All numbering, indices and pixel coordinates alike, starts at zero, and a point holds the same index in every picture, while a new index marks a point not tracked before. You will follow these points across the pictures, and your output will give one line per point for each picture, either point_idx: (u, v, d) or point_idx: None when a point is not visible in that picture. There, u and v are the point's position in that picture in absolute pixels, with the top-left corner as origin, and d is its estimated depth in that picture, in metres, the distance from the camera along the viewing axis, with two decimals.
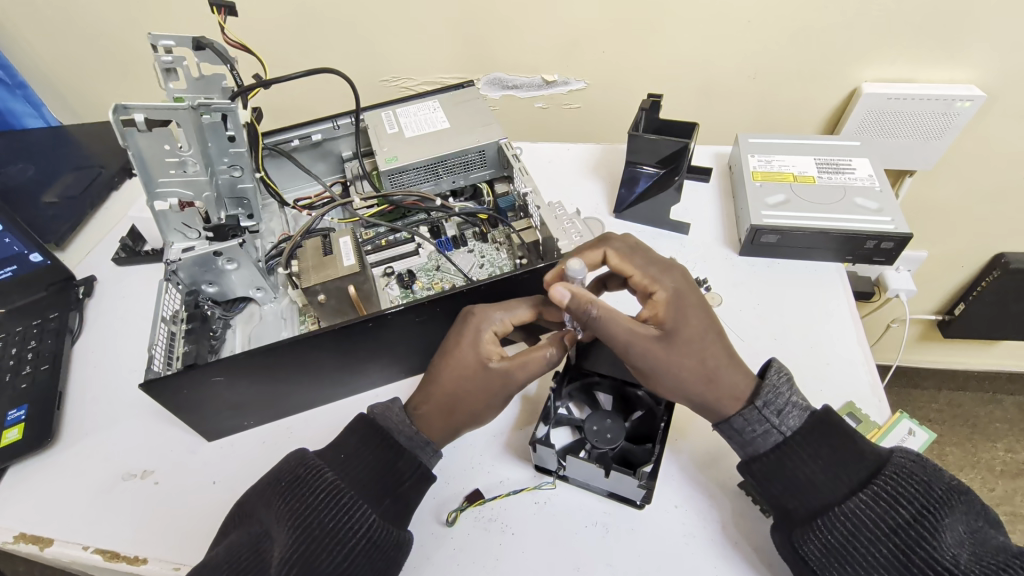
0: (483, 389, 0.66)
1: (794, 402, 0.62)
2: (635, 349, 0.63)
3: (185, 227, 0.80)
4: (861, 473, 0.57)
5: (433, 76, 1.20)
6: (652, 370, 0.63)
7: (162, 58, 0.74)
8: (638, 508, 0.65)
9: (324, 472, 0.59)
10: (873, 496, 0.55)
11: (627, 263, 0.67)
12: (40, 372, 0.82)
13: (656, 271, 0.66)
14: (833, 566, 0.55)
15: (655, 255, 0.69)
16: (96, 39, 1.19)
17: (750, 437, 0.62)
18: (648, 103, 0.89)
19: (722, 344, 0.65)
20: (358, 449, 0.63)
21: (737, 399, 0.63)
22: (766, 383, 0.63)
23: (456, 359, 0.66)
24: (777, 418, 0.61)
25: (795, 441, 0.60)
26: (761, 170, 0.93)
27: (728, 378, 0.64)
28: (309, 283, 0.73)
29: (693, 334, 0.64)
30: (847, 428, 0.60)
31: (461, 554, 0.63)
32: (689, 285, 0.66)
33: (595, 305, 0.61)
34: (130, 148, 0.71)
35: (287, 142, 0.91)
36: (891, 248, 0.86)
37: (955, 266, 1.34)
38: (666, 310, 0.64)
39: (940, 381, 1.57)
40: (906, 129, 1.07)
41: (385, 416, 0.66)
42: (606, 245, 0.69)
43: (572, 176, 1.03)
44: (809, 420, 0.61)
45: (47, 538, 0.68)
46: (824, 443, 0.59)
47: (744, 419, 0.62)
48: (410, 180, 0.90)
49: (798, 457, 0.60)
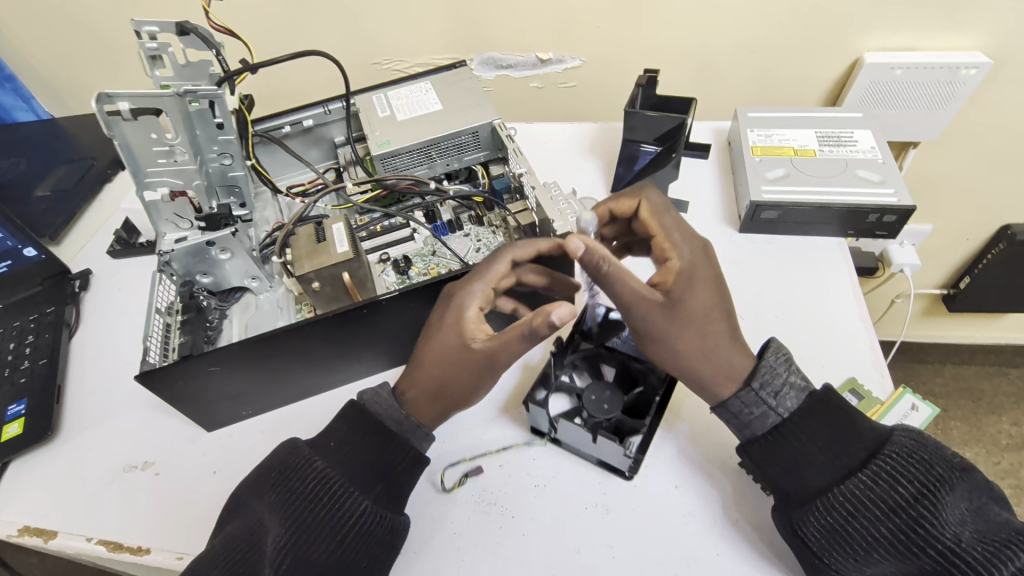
0: (465, 373, 0.64)
1: (791, 383, 0.62)
2: (637, 313, 0.62)
3: (177, 217, 0.78)
4: (860, 453, 0.57)
5: (425, 58, 1.17)
6: (650, 335, 0.63)
7: (146, 45, 0.72)
8: (624, 478, 0.66)
9: (315, 461, 0.59)
10: (873, 475, 0.54)
11: (654, 224, 0.66)
12: (38, 367, 0.82)
13: (677, 238, 0.65)
14: (834, 547, 0.54)
15: (683, 221, 0.67)
16: (82, 30, 1.18)
17: (747, 420, 0.61)
18: (644, 79, 0.88)
19: (724, 321, 0.64)
20: (347, 435, 0.63)
21: (730, 380, 0.63)
22: (763, 363, 0.62)
23: (438, 342, 0.65)
24: (774, 400, 0.61)
25: (792, 422, 0.60)
26: (761, 145, 0.91)
27: (726, 358, 0.63)
28: (303, 271, 0.72)
29: (696, 309, 0.63)
30: (845, 408, 0.59)
31: (461, 538, 0.63)
32: (706, 260, 0.65)
33: (608, 261, 0.60)
34: (115, 137, 0.69)
35: (278, 129, 0.90)
36: (894, 221, 0.84)
37: (962, 238, 1.32)
38: (676, 279, 0.63)
39: (945, 356, 1.56)
40: (910, 99, 1.05)
41: (373, 401, 0.66)
42: (639, 198, 0.68)
43: (569, 156, 1.01)
44: (807, 400, 0.61)
45: (51, 531, 0.68)
46: (823, 423, 0.59)
47: (739, 402, 0.61)
48: (403, 165, 0.88)
49: (795, 438, 0.59)
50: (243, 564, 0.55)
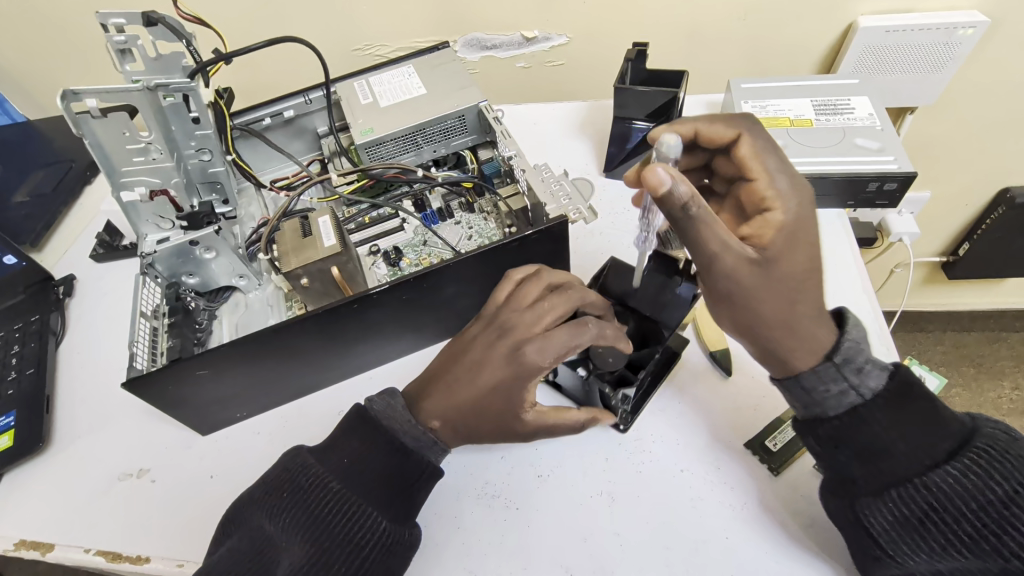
0: (505, 430, 0.62)
1: (871, 360, 0.57)
2: (721, 265, 0.57)
3: (159, 217, 0.75)
4: (947, 444, 0.53)
5: (407, 42, 1.14)
6: (731, 288, 0.59)
7: (112, 38, 0.68)
8: (618, 430, 0.68)
9: (329, 482, 0.57)
10: (962, 470, 0.51)
11: (753, 164, 0.64)
12: (25, 377, 0.80)
13: (784, 189, 0.62)
14: (904, 541, 0.53)
15: (788, 172, 0.64)
16: (52, 28, 1.14)
17: (820, 398, 0.57)
18: (634, 53, 0.85)
19: (815, 289, 0.60)
20: (360, 452, 0.60)
21: (813, 355, 0.57)
22: (847, 339, 0.57)
23: (487, 398, 0.60)
24: (856, 378, 0.55)
25: (872, 406, 0.55)
26: (756, 116, 0.89)
27: (810, 330, 0.58)
28: (291, 267, 0.71)
29: (789, 269, 0.59)
30: (926, 390, 0.55)
31: (466, 533, 0.62)
32: (809, 222, 0.62)
33: (696, 204, 0.55)
34: (85, 136, 0.66)
35: (258, 121, 0.87)
36: (894, 189, 0.82)
37: (960, 203, 1.30)
38: (776, 233, 0.60)
39: (945, 323, 1.56)
40: (906, 63, 1.02)
41: (385, 414, 0.62)
42: (742, 134, 0.65)
43: (559, 137, 0.99)
44: (890, 380, 0.56)
45: (48, 544, 0.67)
46: (908, 410, 0.54)
47: (816, 376, 0.56)
48: (389, 153, 0.86)
49: (876, 425, 0.54)
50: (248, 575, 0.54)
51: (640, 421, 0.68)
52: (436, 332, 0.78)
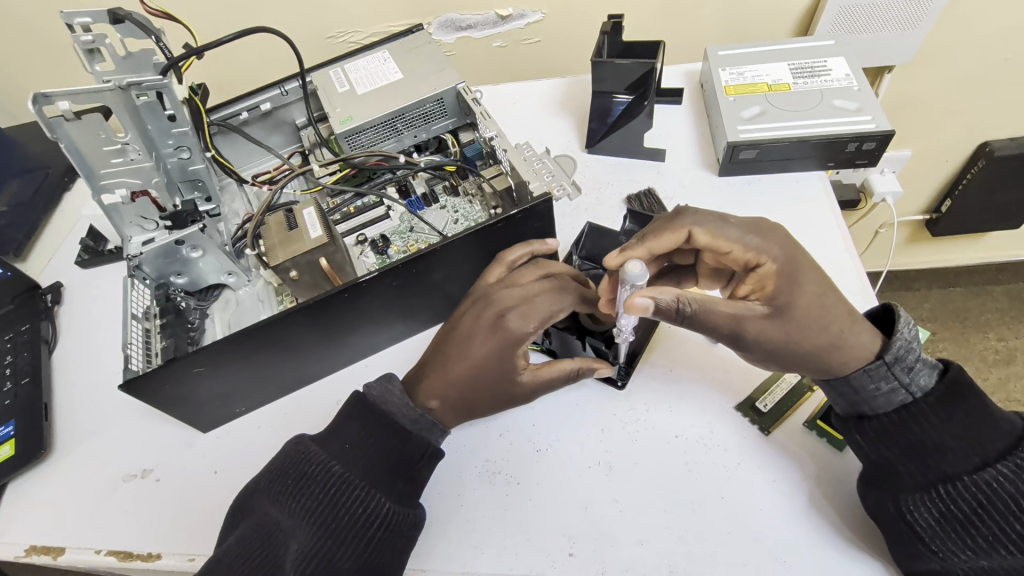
0: (507, 394, 0.65)
1: (923, 359, 0.59)
2: (751, 335, 0.60)
3: (141, 219, 0.74)
4: (996, 444, 0.55)
5: (380, 26, 1.12)
6: (770, 351, 0.61)
7: (81, 38, 0.67)
8: (618, 389, 0.70)
9: (331, 466, 0.59)
10: (1011, 469, 0.53)
11: (716, 241, 0.63)
12: (21, 387, 0.80)
13: (759, 242, 0.62)
14: (947, 536, 0.53)
15: (743, 221, 0.64)
16: (13, 30, 1.11)
17: (870, 395, 0.59)
18: (609, 26, 0.85)
19: (840, 302, 0.61)
20: (362, 437, 0.62)
21: (862, 358, 0.59)
22: (898, 338, 0.60)
23: (479, 368, 0.62)
24: (907, 376, 0.58)
25: (924, 405, 0.57)
26: (734, 84, 0.89)
27: (853, 338, 0.60)
28: (278, 260, 0.70)
29: (806, 309, 0.60)
30: (981, 395, 0.57)
31: (470, 509, 0.63)
32: (798, 249, 0.62)
33: (686, 302, 0.59)
34: (60, 139, 0.64)
35: (235, 116, 0.86)
36: (873, 148, 0.83)
37: (941, 160, 1.31)
38: (777, 283, 0.61)
39: (931, 280, 1.58)
40: (881, 21, 1.02)
41: (384, 398, 0.64)
42: (682, 228, 0.63)
43: (539, 115, 0.98)
44: (940, 379, 0.59)
45: (58, 548, 0.68)
46: (957, 409, 0.57)
47: (866, 375, 0.59)
48: (369, 141, 0.85)
49: (923, 421, 0.57)
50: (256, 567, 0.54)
51: (632, 391, 0.69)
52: (428, 317, 0.78)
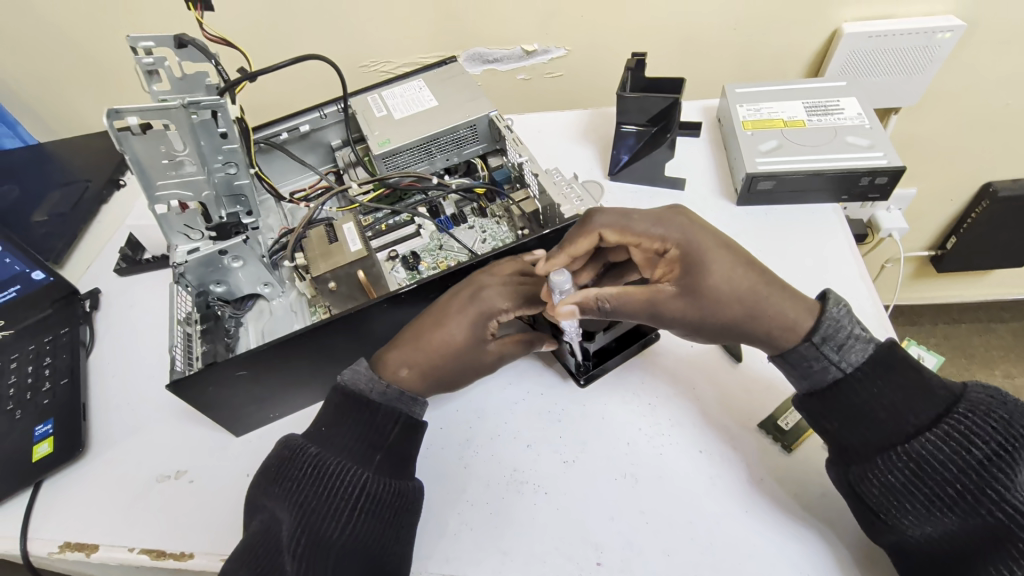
0: (476, 363, 0.69)
1: (857, 335, 0.61)
2: (666, 315, 0.64)
3: (188, 229, 0.79)
4: (929, 412, 0.57)
5: (413, 57, 1.18)
6: (693, 327, 0.65)
7: (143, 60, 0.73)
8: (580, 386, 0.74)
9: (308, 448, 0.62)
10: (943, 435, 0.55)
11: (627, 237, 0.65)
12: (60, 387, 0.82)
13: (659, 230, 0.64)
14: (891, 502, 0.57)
15: (645, 211, 0.66)
16: (64, 51, 1.17)
17: (806, 373, 0.62)
18: (633, 62, 0.89)
19: (753, 273, 0.64)
20: (333, 416, 0.64)
21: (792, 331, 0.62)
22: (826, 317, 0.62)
23: (454, 332, 0.67)
24: (838, 355, 0.60)
25: (854, 379, 0.60)
26: (751, 119, 0.94)
27: (779, 309, 0.62)
28: (320, 271, 0.75)
29: (718, 289, 0.63)
30: (910, 362, 0.59)
31: (497, 516, 0.65)
32: (699, 230, 0.65)
33: (603, 298, 0.63)
34: (125, 152, 0.69)
35: (277, 135, 0.90)
36: (886, 182, 0.87)
37: (945, 199, 1.36)
38: (682, 266, 0.64)
39: (936, 316, 1.61)
40: (889, 66, 1.08)
41: (354, 379, 0.65)
42: (593, 231, 0.65)
43: (564, 143, 1.03)
44: (869, 354, 0.60)
45: (92, 545, 0.69)
46: (888, 379, 0.59)
47: (798, 354, 0.62)
48: (405, 162, 0.90)
49: (859, 394, 0.59)
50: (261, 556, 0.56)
51: (657, 405, 0.72)
52: None
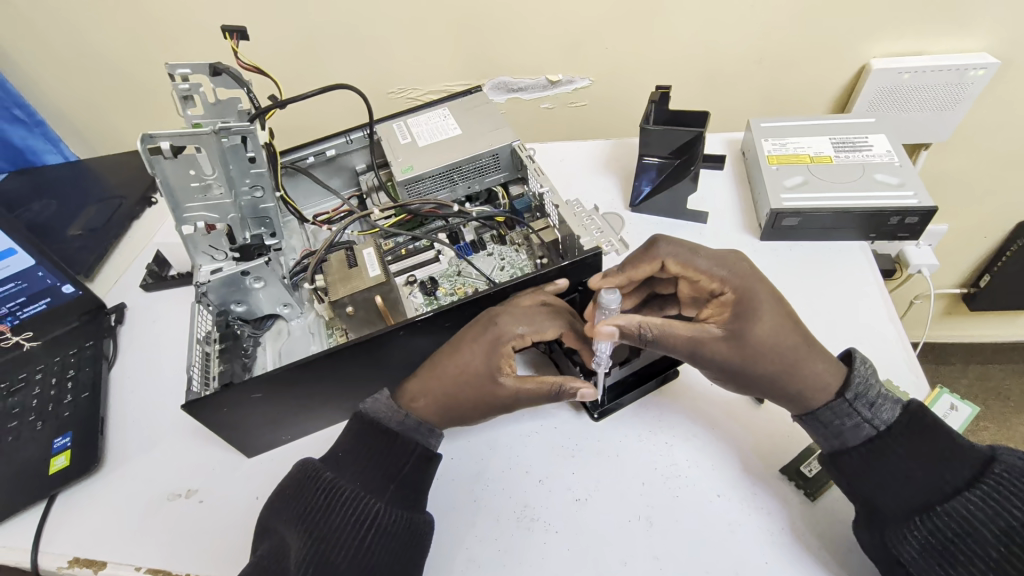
0: (490, 394, 0.67)
1: (884, 394, 0.61)
2: (706, 356, 0.64)
3: (212, 249, 0.79)
4: (965, 472, 0.56)
5: (439, 85, 1.21)
6: (730, 371, 0.64)
7: (179, 87, 0.76)
8: (594, 420, 0.73)
9: (323, 472, 0.61)
10: (982, 495, 0.54)
11: (688, 271, 0.67)
12: (81, 400, 0.84)
13: (720, 272, 0.65)
14: (933, 568, 0.54)
15: (710, 250, 0.67)
16: (107, 73, 1.22)
17: (838, 430, 0.60)
18: (656, 96, 0.90)
19: (798, 329, 0.64)
20: (352, 443, 0.64)
21: (823, 391, 0.61)
22: (856, 374, 0.61)
23: (467, 362, 0.66)
24: (869, 411, 0.60)
25: (888, 436, 0.59)
26: (777, 153, 0.93)
27: (813, 368, 0.62)
28: (338, 296, 0.76)
29: (764, 336, 0.62)
30: (941, 422, 0.59)
31: (506, 554, 0.63)
32: (759, 279, 0.65)
33: (648, 326, 0.63)
34: (156, 175, 0.72)
35: (303, 159, 0.92)
36: (915, 222, 0.85)
37: (978, 237, 1.32)
38: (734, 309, 0.64)
39: (968, 356, 1.55)
40: (919, 102, 1.06)
41: (376, 409, 0.66)
42: (657, 257, 0.67)
43: (585, 173, 1.03)
44: (903, 412, 0.60)
45: (100, 562, 0.69)
46: (921, 438, 0.58)
47: (830, 411, 0.60)
48: (426, 189, 0.91)
49: (892, 454, 0.58)
50: None
51: (674, 445, 0.70)
52: None
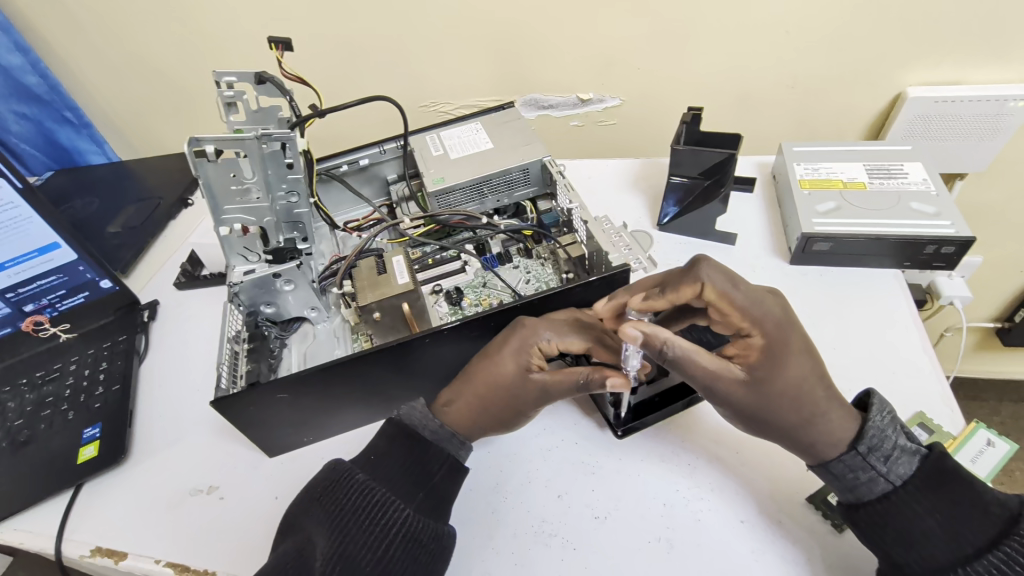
0: (522, 395, 0.67)
1: (901, 447, 0.59)
2: (719, 391, 0.62)
3: (246, 251, 0.82)
4: (987, 532, 0.53)
5: (471, 100, 1.23)
6: (739, 412, 0.63)
7: (224, 93, 0.78)
8: (618, 438, 0.72)
9: (355, 474, 0.62)
10: (1006, 558, 0.51)
11: (720, 304, 0.60)
12: (112, 392, 0.86)
13: (759, 314, 0.60)
14: None
15: (747, 286, 0.61)
16: (155, 80, 1.27)
17: (852, 483, 0.59)
18: (689, 116, 0.90)
19: (823, 382, 0.62)
20: (385, 448, 0.65)
21: (837, 443, 0.60)
22: (870, 425, 0.60)
23: (497, 362, 0.67)
24: (885, 465, 0.58)
25: (904, 492, 0.57)
26: (809, 178, 0.92)
27: (828, 423, 0.61)
28: (367, 300, 0.77)
29: (785, 388, 0.61)
30: (962, 475, 0.56)
31: (522, 568, 0.63)
32: (795, 327, 0.62)
33: (672, 344, 0.61)
34: (200, 177, 0.74)
35: (337, 167, 0.95)
36: (952, 252, 0.83)
37: (1013, 271, 1.29)
38: (762, 353, 0.61)
39: (1000, 394, 1.51)
40: (957, 131, 1.05)
41: (409, 415, 0.68)
42: (698, 284, 0.60)
43: (613, 190, 1.04)
44: (921, 466, 0.58)
45: (121, 552, 0.70)
46: (940, 494, 0.56)
47: (842, 464, 0.59)
48: (457, 200, 0.92)
49: (910, 510, 0.56)
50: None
51: (697, 467, 0.69)
52: None
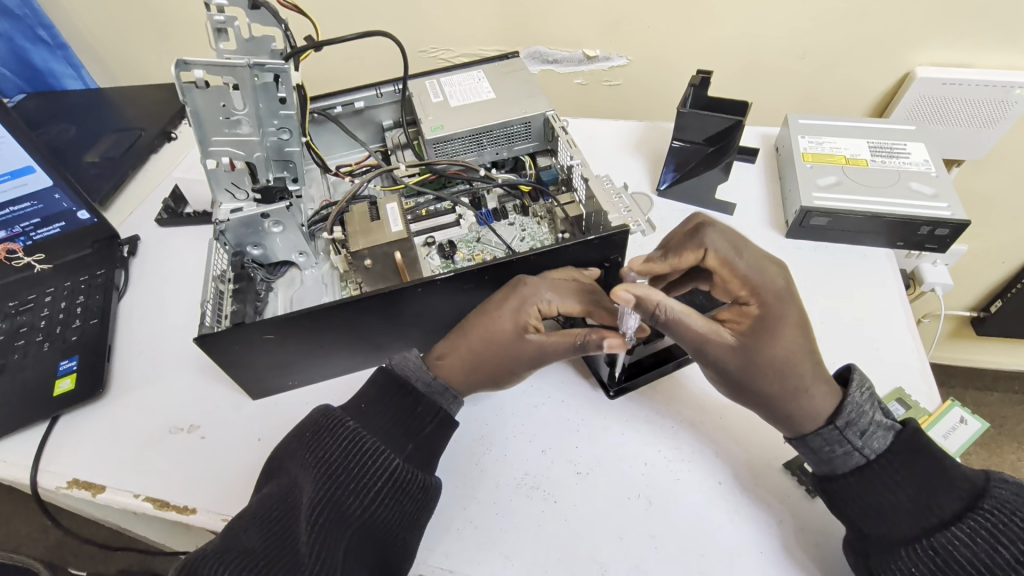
0: (517, 353, 0.67)
1: (877, 422, 0.60)
2: (709, 356, 0.63)
3: (234, 186, 0.79)
4: (953, 505, 0.55)
5: (473, 48, 1.18)
6: (727, 380, 0.64)
7: (214, 17, 0.72)
8: (609, 397, 0.73)
9: (346, 421, 0.61)
10: (970, 530, 0.53)
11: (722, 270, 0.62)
12: (89, 326, 0.84)
13: (759, 282, 0.62)
14: None
15: (755, 253, 0.62)
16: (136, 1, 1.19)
17: (828, 457, 0.60)
18: (697, 80, 0.87)
19: (811, 356, 0.62)
20: (377, 398, 0.65)
21: (815, 416, 0.61)
22: (850, 401, 0.60)
23: (494, 320, 0.67)
24: (860, 440, 0.59)
25: (877, 466, 0.58)
26: (812, 152, 0.91)
27: (811, 396, 0.61)
28: (358, 248, 0.75)
29: (773, 359, 0.61)
30: (933, 452, 0.58)
31: (505, 519, 0.64)
32: (793, 300, 0.62)
33: (667, 308, 0.61)
34: (187, 104, 0.70)
35: (331, 108, 0.91)
36: (945, 235, 0.84)
37: (996, 261, 1.31)
38: (756, 322, 0.62)
39: (967, 381, 1.56)
40: (960, 116, 1.04)
41: (403, 364, 0.67)
42: (703, 249, 0.62)
43: (614, 152, 1.02)
44: (894, 441, 0.59)
45: (99, 485, 0.70)
46: (912, 468, 0.57)
47: (820, 438, 0.60)
48: (454, 150, 0.89)
49: (880, 484, 0.58)
50: (274, 520, 0.56)
51: (680, 430, 0.70)
52: None
